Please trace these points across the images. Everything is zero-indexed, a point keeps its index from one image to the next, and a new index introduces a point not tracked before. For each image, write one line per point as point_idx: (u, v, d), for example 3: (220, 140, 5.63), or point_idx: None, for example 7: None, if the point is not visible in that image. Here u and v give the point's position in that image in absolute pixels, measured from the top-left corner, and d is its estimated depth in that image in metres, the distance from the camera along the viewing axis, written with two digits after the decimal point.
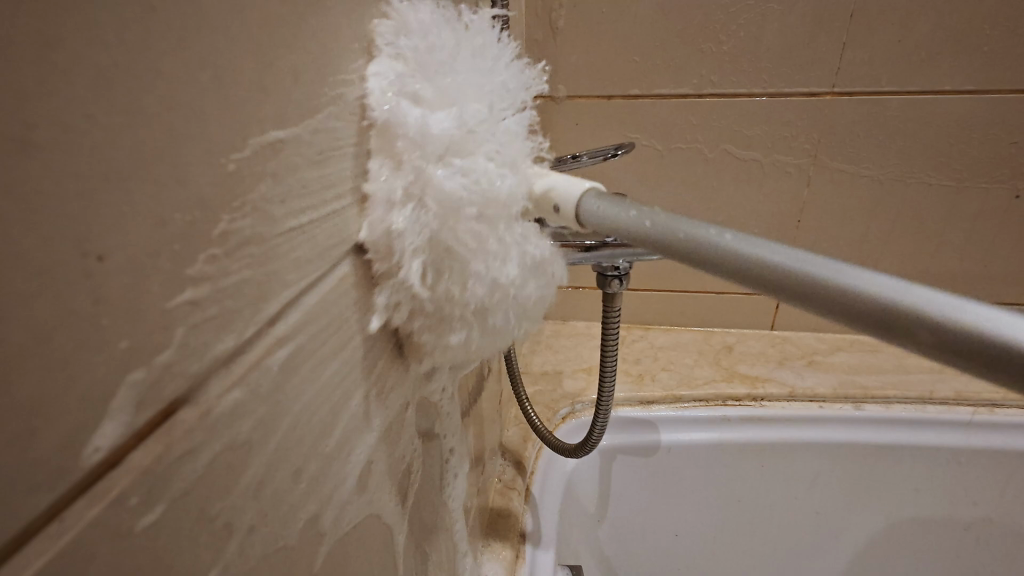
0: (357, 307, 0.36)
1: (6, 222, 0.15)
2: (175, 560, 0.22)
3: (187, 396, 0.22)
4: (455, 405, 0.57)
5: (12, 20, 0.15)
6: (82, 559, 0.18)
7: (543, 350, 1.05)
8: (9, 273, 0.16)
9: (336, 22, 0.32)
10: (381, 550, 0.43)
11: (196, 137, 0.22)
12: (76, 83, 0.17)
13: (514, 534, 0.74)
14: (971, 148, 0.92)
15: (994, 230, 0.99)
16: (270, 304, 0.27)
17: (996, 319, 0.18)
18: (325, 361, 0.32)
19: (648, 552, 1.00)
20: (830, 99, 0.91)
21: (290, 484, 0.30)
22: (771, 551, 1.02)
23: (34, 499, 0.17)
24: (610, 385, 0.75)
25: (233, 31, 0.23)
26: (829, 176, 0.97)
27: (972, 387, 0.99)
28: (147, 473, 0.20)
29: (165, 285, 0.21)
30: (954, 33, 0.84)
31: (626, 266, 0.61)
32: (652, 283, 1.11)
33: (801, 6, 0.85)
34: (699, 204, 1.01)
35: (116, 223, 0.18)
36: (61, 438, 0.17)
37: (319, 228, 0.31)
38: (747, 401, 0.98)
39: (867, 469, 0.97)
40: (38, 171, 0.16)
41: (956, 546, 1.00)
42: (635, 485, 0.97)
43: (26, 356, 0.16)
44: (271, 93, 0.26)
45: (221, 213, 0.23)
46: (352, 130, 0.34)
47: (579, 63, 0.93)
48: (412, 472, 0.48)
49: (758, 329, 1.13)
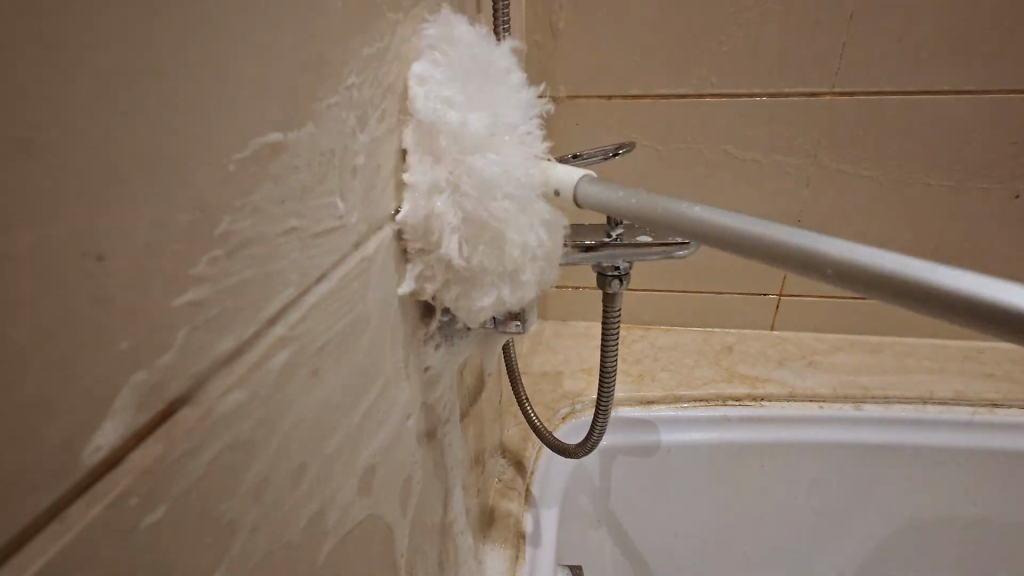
0: (358, 308, 0.36)
1: (6, 221, 0.15)
2: (178, 558, 0.22)
3: (187, 396, 0.22)
4: (455, 405, 0.57)
5: (14, 19, 0.15)
6: (84, 557, 0.18)
7: (543, 350, 1.05)
8: (11, 270, 0.16)
9: (336, 22, 0.32)
10: (381, 550, 0.43)
11: (196, 138, 0.22)
12: (79, 82, 0.17)
13: (514, 534, 0.74)
14: (972, 148, 0.92)
15: (994, 230, 0.99)
16: (270, 304, 0.27)
17: (966, 281, 0.22)
18: (324, 363, 0.32)
19: (649, 552, 1.00)
20: (831, 99, 0.91)
21: (290, 485, 0.30)
22: (771, 552, 1.02)
23: (38, 496, 0.17)
24: (610, 385, 0.74)
25: (235, 32, 0.23)
26: (830, 176, 0.97)
27: (973, 388, 0.99)
28: (147, 472, 0.20)
29: (166, 285, 0.21)
30: (955, 33, 0.84)
31: (626, 266, 0.61)
32: (652, 283, 1.11)
33: (801, 6, 0.85)
34: (699, 204, 1.02)
35: (116, 223, 0.18)
36: (60, 439, 0.17)
37: (319, 229, 0.31)
38: (747, 400, 0.98)
39: (868, 470, 0.97)
40: (38, 172, 0.16)
41: (956, 546, 1.00)
42: (635, 485, 0.97)
43: (28, 354, 0.16)
44: (272, 95, 0.26)
45: (221, 214, 0.23)
46: (350, 131, 0.34)
47: (578, 63, 0.93)
48: (413, 472, 0.48)
49: (758, 329, 1.13)
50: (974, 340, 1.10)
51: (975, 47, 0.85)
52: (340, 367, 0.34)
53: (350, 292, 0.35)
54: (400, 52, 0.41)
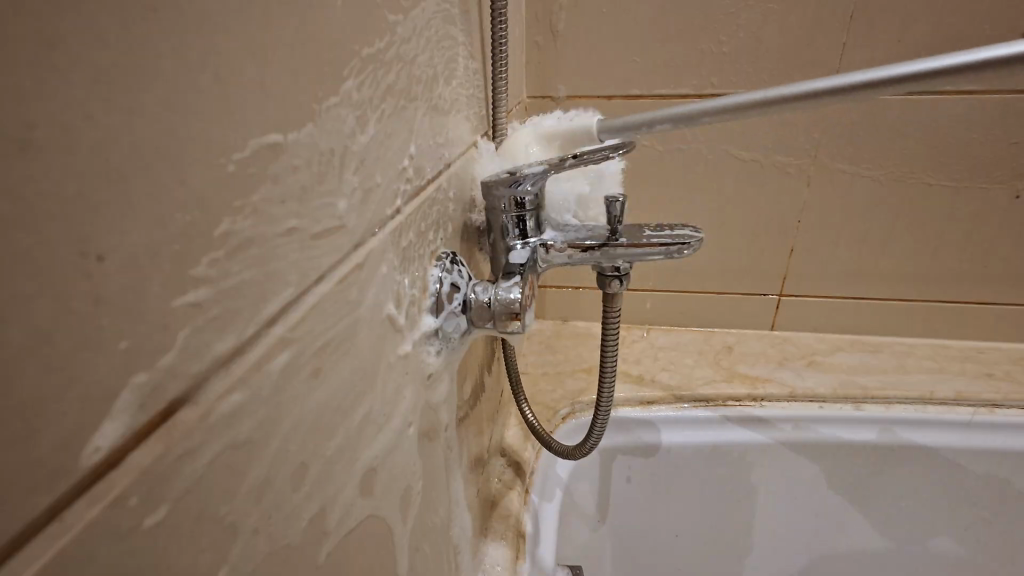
0: (358, 308, 0.36)
1: (4, 220, 0.15)
2: (177, 560, 0.22)
3: (187, 396, 0.22)
4: (454, 404, 0.58)
5: (13, 18, 0.15)
6: (82, 562, 0.18)
7: (543, 351, 1.05)
8: (11, 273, 0.15)
9: (337, 22, 0.32)
10: (382, 550, 0.43)
11: (196, 138, 0.22)
12: (76, 81, 0.17)
13: (513, 534, 0.74)
14: (971, 148, 0.92)
15: (994, 230, 0.99)
16: (270, 304, 0.27)
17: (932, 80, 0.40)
18: (324, 364, 0.32)
19: (648, 552, 1.01)
20: (831, 100, 0.91)
21: (290, 487, 0.30)
22: (770, 552, 1.02)
23: (38, 496, 0.17)
24: (610, 385, 0.74)
25: (233, 30, 0.23)
26: (829, 176, 0.97)
27: (973, 388, 0.98)
28: (146, 474, 0.20)
29: (165, 286, 0.21)
30: (955, 33, 0.84)
31: (626, 266, 0.61)
32: (652, 283, 1.11)
33: (801, 6, 0.85)
34: (699, 204, 1.02)
35: (116, 223, 0.18)
36: (61, 438, 0.17)
37: (318, 232, 0.30)
38: (747, 401, 0.98)
39: (868, 470, 0.97)
40: (34, 171, 0.16)
41: (955, 546, 1.00)
42: (634, 486, 0.97)
43: (26, 357, 0.16)
44: (272, 97, 0.26)
45: (222, 215, 0.23)
46: (351, 130, 0.34)
47: (579, 63, 0.93)
48: (413, 471, 0.48)
49: (758, 329, 1.13)
50: (974, 340, 1.10)
51: (975, 46, 0.85)
52: (340, 368, 0.34)
53: (350, 293, 0.35)
54: (400, 52, 0.41)
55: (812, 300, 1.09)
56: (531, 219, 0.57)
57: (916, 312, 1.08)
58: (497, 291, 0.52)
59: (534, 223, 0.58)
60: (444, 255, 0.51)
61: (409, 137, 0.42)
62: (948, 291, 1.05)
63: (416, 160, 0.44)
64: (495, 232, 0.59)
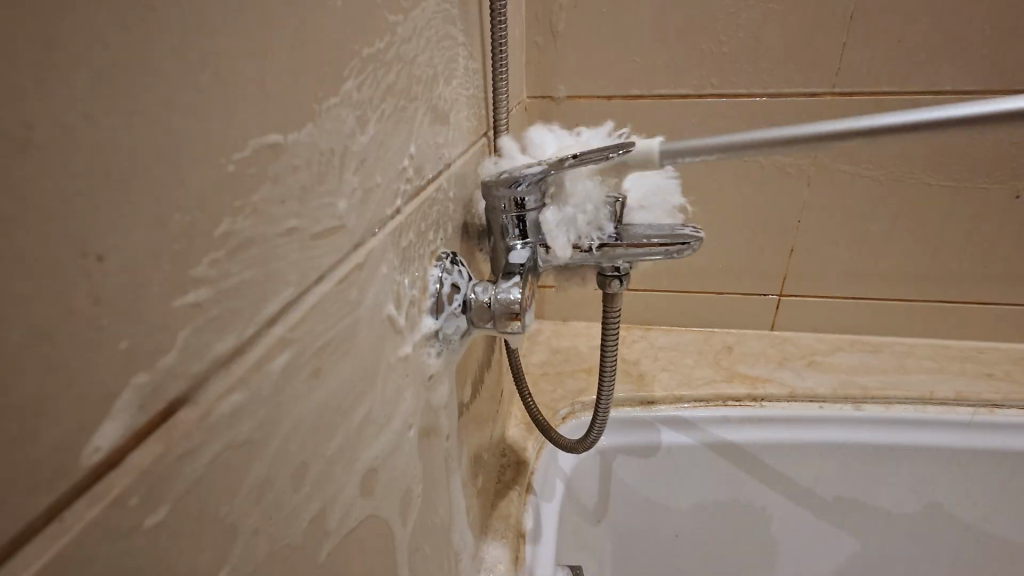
0: (358, 309, 0.36)
1: (3, 219, 0.15)
2: (177, 560, 0.22)
3: (187, 396, 0.22)
4: (454, 404, 0.57)
5: (13, 18, 0.15)
6: (82, 562, 0.18)
7: (543, 351, 1.05)
8: (9, 271, 0.15)
9: (336, 22, 0.32)
10: (382, 551, 0.43)
11: (195, 138, 0.22)
12: (76, 81, 0.17)
13: (514, 534, 0.73)
14: (971, 149, 0.92)
15: (994, 230, 0.99)
16: (270, 304, 0.27)
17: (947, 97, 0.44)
18: (323, 365, 0.32)
19: (648, 552, 1.01)
20: (830, 100, 0.91)
21: (291, 487, 0.30)
22: (770, 552, 1.02)
23: (43, 496, 0.17)
24: (610, 386, 0.74)
25: (233, 30, 0.23)
26: (829, 176, 0.97)
27: (973, 388, 0.98)
28: (146, 474, 0.20)
29: (165, 286, 0.20)
30: (954, 33, 0.84)
31: (626, 266, 0.61)
32: (652, 284, 1.11)
33: (801, 6, 0.85)
34: (699, 205, 1.02)
35: (116, 223, 0.18)
36: (60, 437, 0.17)
37: (317, 233, 0.30)
38: (747, 401, 0.98)
39: (868, 470, 0.97)
40: (32, 171, 0.16)
41: (955, 545, 1.00)
42: (634, 486, 0.97)
43: (24, 356, 0.16)
44: (272, 97, 0.26)
45: (222, 216, 0.23)
46: (351, 131, 0.34)
47: (579, 63, 0.93)
48: (413, 472, 0.48)
49: (758, 329, 1.13)
50: (974, 340, 1.10)
51: (975, 46, 0.85)
52: (339, 368, 0.34)
53: (350, 293, 0.34)
54: (399, 52, 0.41)
55: (812, 300, 1.09)
56: (531, 220, 0.57)
57: (916, 312, 1.08)
58: (497, 292, 0.52)
59: (534, 223, 0.57)
60: (444, 255, 0.51)
61: (409, 137, 0.42)
62: (948, 291, 1.05)
63: (416, 160, 0.44)
64: (496, 233, 0.59)
